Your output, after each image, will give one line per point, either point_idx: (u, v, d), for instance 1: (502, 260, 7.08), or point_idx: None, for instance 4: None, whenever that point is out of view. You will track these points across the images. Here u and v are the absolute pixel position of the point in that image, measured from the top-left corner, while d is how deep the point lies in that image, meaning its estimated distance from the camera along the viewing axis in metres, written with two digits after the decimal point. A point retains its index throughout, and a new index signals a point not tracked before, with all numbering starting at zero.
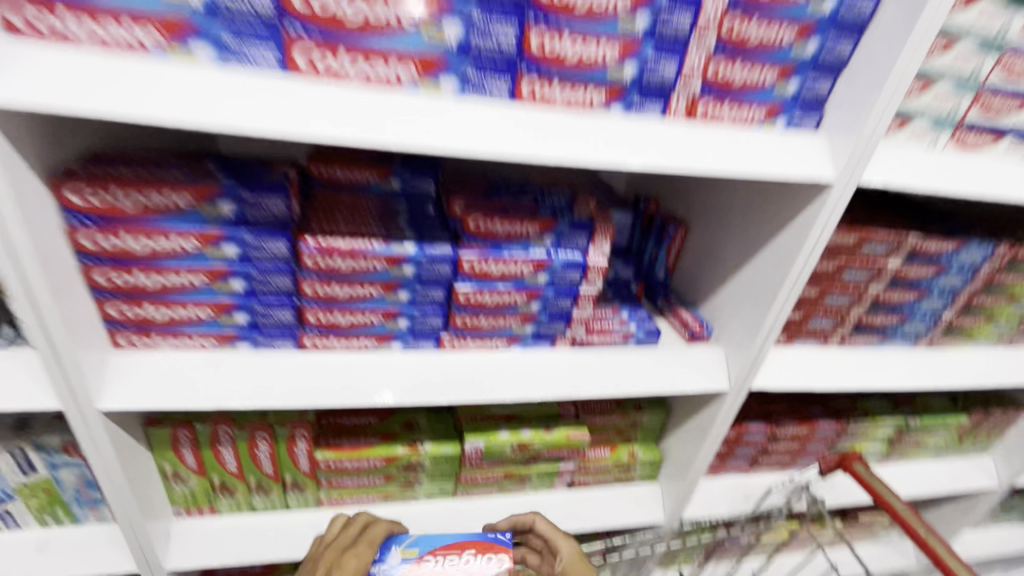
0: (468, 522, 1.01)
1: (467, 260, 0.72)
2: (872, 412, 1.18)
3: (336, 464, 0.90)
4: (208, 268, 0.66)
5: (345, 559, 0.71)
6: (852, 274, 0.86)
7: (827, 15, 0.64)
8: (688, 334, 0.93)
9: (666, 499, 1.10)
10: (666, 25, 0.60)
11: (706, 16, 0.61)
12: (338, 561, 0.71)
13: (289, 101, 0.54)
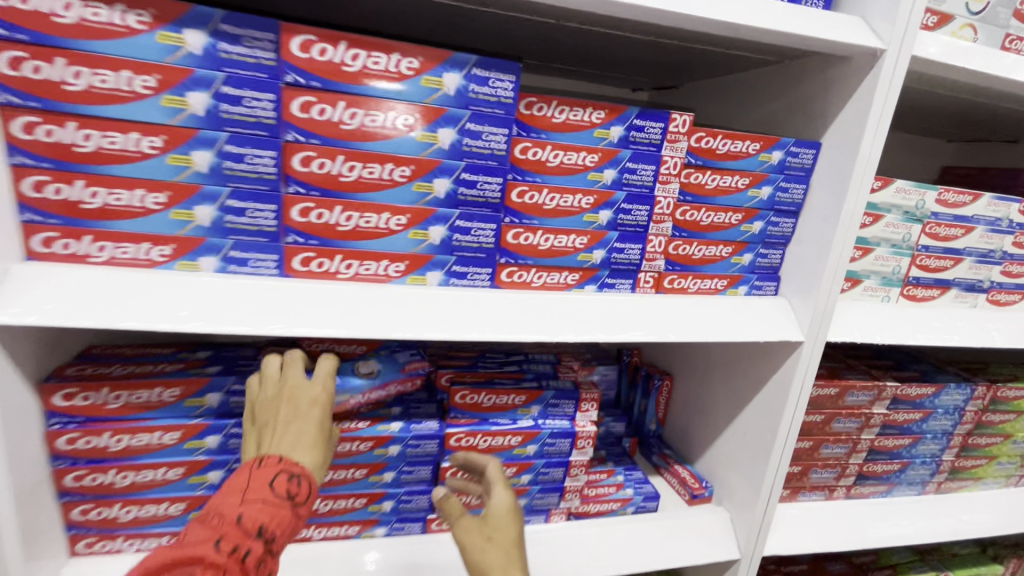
0: None
1: (454, 434, 0.71)
2: (898, 566, 1.09)
3: None
4: (188, 462, 0.64)
5: (306, 399, 0.56)
6: (842, 423, 0.86)
7: (765, 201, 0.73)
8: (688, 496, 0.89)
9: None
10: (627, 217, 0.68)
11: (660, 208, 0.69)
12: (300, 396, 0.56)
13: (287, 304, 0.58)
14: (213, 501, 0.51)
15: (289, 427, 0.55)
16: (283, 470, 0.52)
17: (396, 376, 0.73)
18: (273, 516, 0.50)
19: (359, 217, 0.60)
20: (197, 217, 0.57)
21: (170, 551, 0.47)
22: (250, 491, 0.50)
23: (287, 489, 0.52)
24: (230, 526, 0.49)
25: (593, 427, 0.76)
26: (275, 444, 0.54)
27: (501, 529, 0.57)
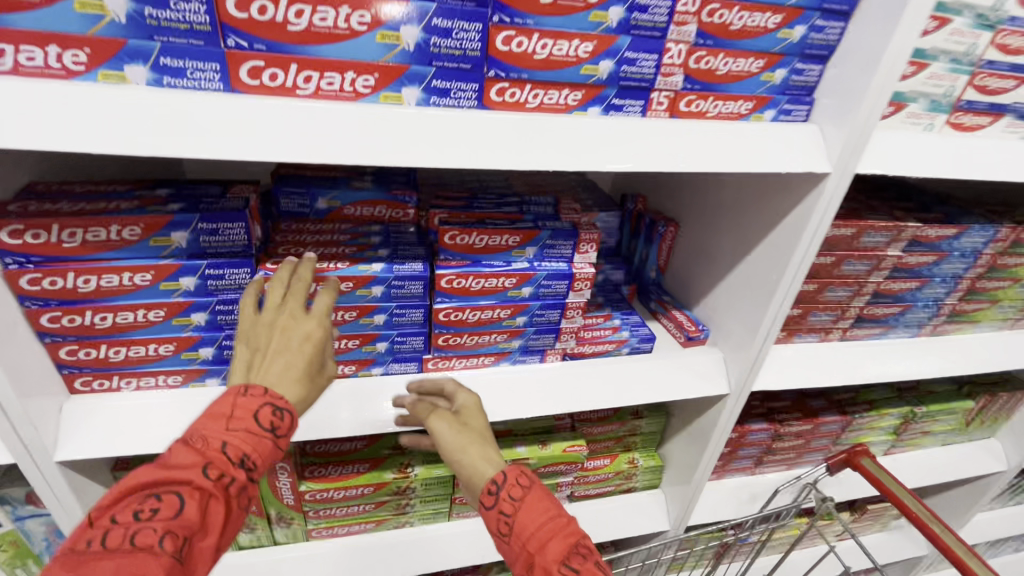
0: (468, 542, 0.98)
1: (445, 276, 0.68)
2: (875, 402, 1.14)
3: (322, 493, 0.85)
4: (168, 303, 0.62)
5: (302, 347, 0.55)
6: (852, 265, 0.82)
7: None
8: (683, 338, 0.89)
9: (671, 505, 1.08)
10: (643, 17, 0.56)
11: (683, 6, 0.57)
12: (295, 330, 0.54)
13: (237, 122, 0.49)
14: (195, 425, 0.50)
15: (282, 331, 0.54)
16: (276, 407, 0.52)
17: (384, 198, 0.72)
18: (260, 449, 0.51)
19: (313, 12, 0.49)
20: (109, 9, 0.46)
21: (160, 471, 0.47)
22: (234, 420, 0.50)
23: (275, 425, 0.52)
24: (213, 454, 0.49)
25: (591, 268, 0.72)
26: (262, 373, 0.53)
27: (474, 417, 0.65)
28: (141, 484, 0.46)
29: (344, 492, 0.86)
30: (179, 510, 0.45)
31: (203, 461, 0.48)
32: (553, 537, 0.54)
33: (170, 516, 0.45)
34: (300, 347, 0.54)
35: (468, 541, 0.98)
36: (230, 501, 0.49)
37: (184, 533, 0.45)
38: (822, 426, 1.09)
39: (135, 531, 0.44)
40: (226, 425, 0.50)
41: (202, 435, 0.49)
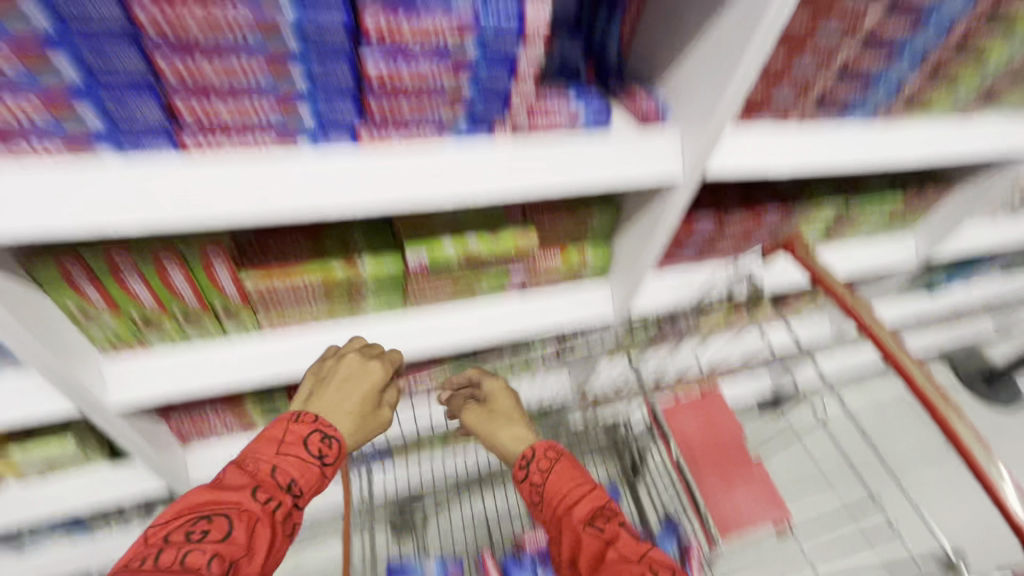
0: (423, 330, 1.03)
1: (368, 19, 0.56)
2: (816, 195, 1.17)
3: (266, 285, 0.85)
4: (7, 41, 0.48)
5: (360, 374, 0.80)
6: (826, 30, 0.77)
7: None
8: (642, 119, 0.83)
9: (615, 295, 1.14)
10: None
11: None
12: (353, 373, 0.80)
13: None
14: (252, 454, 0.70)
15: (345, 382, 0.79)
16: (325, 436, 0.73)
17: None
18: (296, 467, 0.70)
19: None
20: None
21: (213, 494, 0.64)
22: (284, 443, 0.72)
23: (320, 451, 0.73)
24: (265, 476, 0.69)
25: (547, 15, 0.61)
26: (322, 404, 0.76)
27: (503, 402, 0.93)
28: (201, 506, 0.63)
29: (290, 282, 0.86)
30: (227, 533, 0.61)
31: (253, 483, 0.67)
32: (579, 497, 0.77)
33: (219, 540, 0.60)
34: (354, 402, 0.77)
35: (424, 329, 1.04)
36: (273, 525, 0.65)
37: (231, 553, 0.60)
38: (763, 217, 1.12)
39: (187, 553, 0.58)
40: (278, 449, 0.71)
41: (266, 464, 0.70)
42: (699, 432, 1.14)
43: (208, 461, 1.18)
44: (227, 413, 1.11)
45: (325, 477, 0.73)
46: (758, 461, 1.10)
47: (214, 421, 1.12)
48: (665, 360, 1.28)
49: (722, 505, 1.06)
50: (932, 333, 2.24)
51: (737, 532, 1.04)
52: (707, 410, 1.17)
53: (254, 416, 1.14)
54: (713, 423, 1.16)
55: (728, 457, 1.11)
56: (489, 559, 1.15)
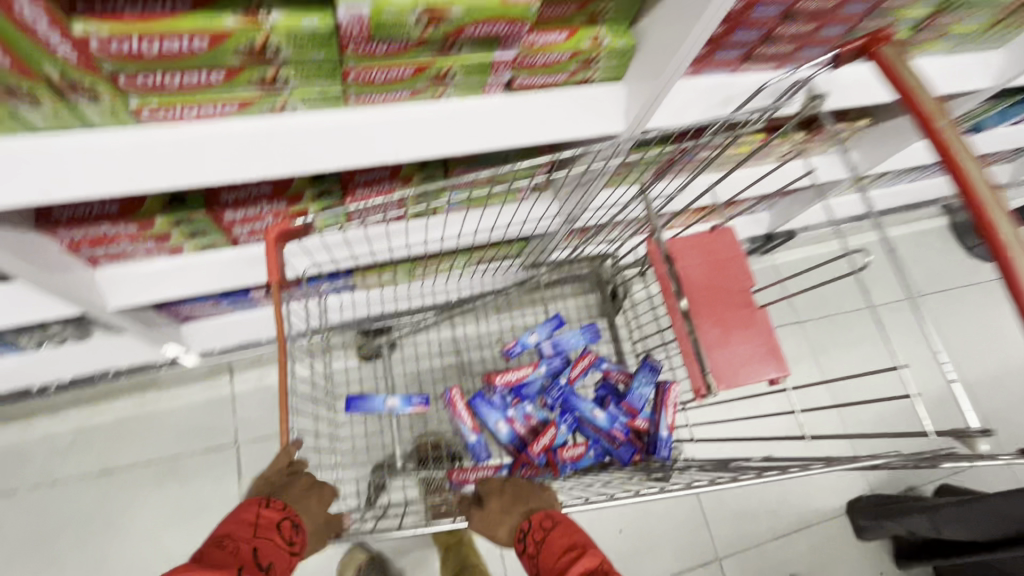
0: (373, 136, 0.78)
1: None
2: None
3: (122, 45, 0.56)
4: None
5: (311, 495, 0.79)
6: None
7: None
8: None
9: (631, 104, 0.87)
10: None
11: None
12: (324, 496, 0.81)
13: None
14: (225, 538, 0.69)
15: (296, 482, 0.79)
16: (291, 525, 0.73)
17: None
18: (273, 550, 0.70)
19: None
20: None
21: (192, 570, 0.62)
22: (258, 526, 0.71)
23: (288, 536, 0.72)
24: (246, 556, 0.67)
25: None
26: (287, 495, 0.77)
27: (498, 487, 0.93)
28: (185, 573, 0.62)
29: (160, 45, 0.57)
30: None
31: (238, 563, 0.66)
32: (573, 562, 0.78)
33: None
34: (320, 509, 0.79)
35: (374, 137, 0.78)
36: None
37: None
38: (846, 8, 0.81)
39: None
40: (252, 533, 0.70)
41: (248, 544, 0.69)
42: (705, 277, 1.00)
43: (129, 283, 1.00)
44: (136, 231, 0.89)
45: (294, 559, 0.73)
46: (764, 309, 0.98)
47: (123, 240, 0.91)
48: (676, 192, 1.06)
49: (722, 356, 0.95)
50: (948, 179, 2.08)
51: (738, 385, 0.95)
52: (717, 254, 1.01)
53: (172, 236, 0.93)
54: (723, 268, 1.01)
55: (732, 304, 0.98)
56: (459, 398, 1.10)
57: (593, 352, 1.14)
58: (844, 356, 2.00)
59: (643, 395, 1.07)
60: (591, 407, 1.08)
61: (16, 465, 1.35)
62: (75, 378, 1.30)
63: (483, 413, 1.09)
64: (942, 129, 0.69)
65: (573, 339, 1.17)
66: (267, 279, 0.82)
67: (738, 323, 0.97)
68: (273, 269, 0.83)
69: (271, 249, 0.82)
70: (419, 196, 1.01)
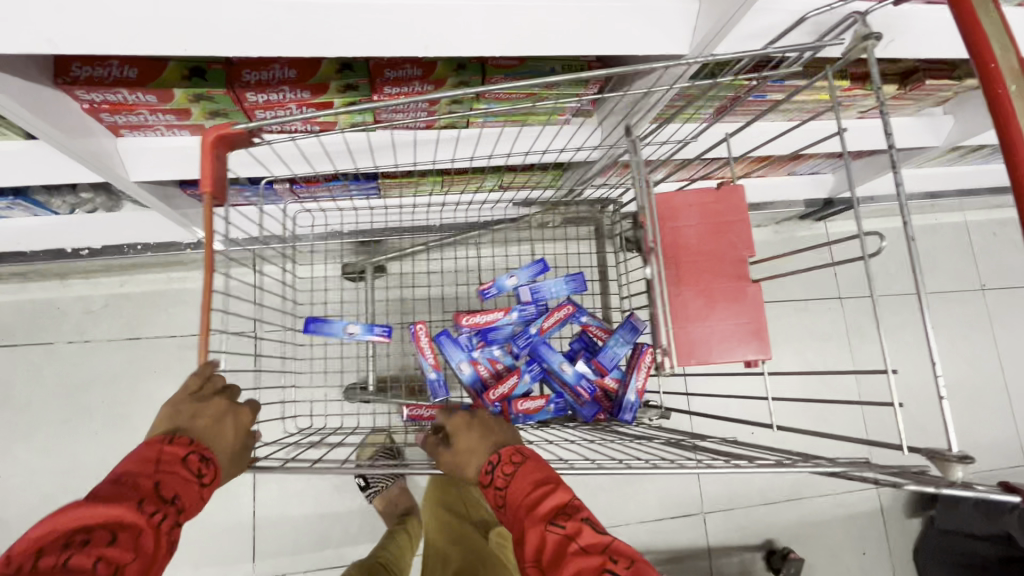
0: (401, 23, 0.70)
1: None
2: None
3: None
4: None
5: (226, 422, 0.74)
6: None
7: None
8: None
9: (702, 21, 0.76)
10: None
11: None
12: (235, 421, 0.76)
13: None
14: (127, 470, 0.65)
15: (204, 409, 0.74)
16: (197, 461, 0.69)
17: None
18: (179, 488, 0.66)
19: None
20: None
21: (88, 507, 0.59)
22: (163, 458, 0.67)
23: (197, 473, 0.68)
24: (150, 488, 0.64)
25: None
26: (190, 426, 0.72)
27: (468, 429, 0.91)
28: (79, 509, 0.58)
29: None
30: (111, 538, 0.57)
31: (137, 497, 0.62)
32: (542, 497, 0.77)
33: (103, 543, 0.56)
34: (235, 433, 0.75)
35: (402, 24, 0.70)
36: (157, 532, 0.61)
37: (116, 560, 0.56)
38: None
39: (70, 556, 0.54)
40: (156, 467, 0.66)
41: (150, 476, 0.65)
42: (698, 242, 0.89)
43: (149, 157, 0.98)
44: (155, 103, 0.85)
45: (204, 492, 0.69)
46: (757, 284, 0.87)
47: (143, 111, 0.87)
48: (691, 141, 0.98)
49: (698, 328, 0.87)
50: None
51: (699, 363, 0.85)
52: (718, 216, 0.89)
53: (192, 113, 0.89)
54: (721, 233, 0.89)
55: (722, 275, 0.88)
56: (423, 334, 1.08)
57: (573, 303, 1.09)
58: (878, 341, 1.90)
59: (616, 354, 1.02)
60: (560, 359, 1.03)
61: (53, 320, 1.43)
62: (106, 246, 1.34)
63: (446, 351, 1.04)
64: (1017, 123, 0.51)
65: (554, 288, 1.11)
66: (200, 188, 0.78)
67: (725, 294, 0.87)
68: (207, 177, 0.78)
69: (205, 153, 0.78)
70: (451, 103, 0.94)
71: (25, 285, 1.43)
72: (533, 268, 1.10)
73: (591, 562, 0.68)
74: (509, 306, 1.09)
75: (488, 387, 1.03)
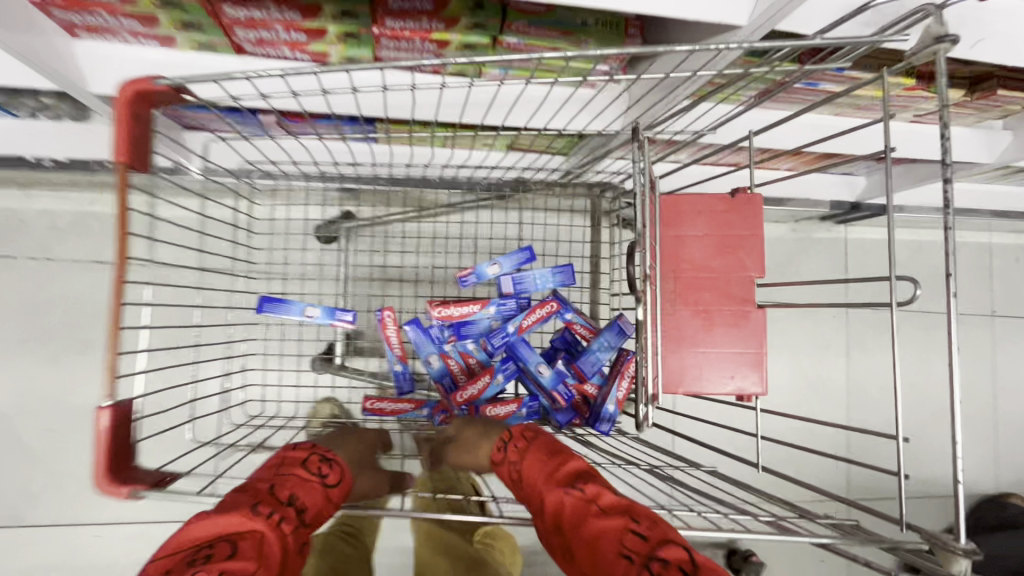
0: None
1: None
2: None
3: None
4: None
5: (351, 444, 0.88)
6: None
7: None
8: None
9: None
10: None
11: None
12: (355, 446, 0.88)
13: None
14: (262, 470, 0.74)
15: (337, 440, 0.88)
16: (327, 461, 0.78)
17: None
18: (307, 488, 0.72)
19: None
20: None
21: (232, 497, 0.67)
22: (291, 461, 0.76)
23: (325, 474, 0.76)
24: (279, 478, 0.71)
25: None
26: (319, 442, 0.84)
27: (471, 424, 0.90)
28: (234, 495, 0.67)
29: None
30: (257, 513, 0.64)
31: (269, 484, 0.70)
32: (557, 468, 0.73)
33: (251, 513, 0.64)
34: (356, 454, 0.86)
35: None
36: (290, 511, 0.68)
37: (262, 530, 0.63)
38: None
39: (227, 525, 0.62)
40: (285, 467, 0.74)
41: (282, 472, 0.73)
42: (702, 256, 0.76)
43: (111, 66, 0.85)
44: (115, 4, 0.73)
45: (331, 497, 0.75)
46: (763, 309, 0.75)
47: (102, 11, 0.75)
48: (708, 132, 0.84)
49: (689, 357, 0.75)
50: None
51: (686, 394, 0.76)
52: (728, 230, 0.76)
53: (160, 21, 0.77)
54: (730, 250, 0.76)
55: (724, 296, 0.76)
56: (390, 322, 0.98)
57: (559, 299, 1.00)
58: (877, 357, 1.84)
59: (599, 359, 0.95)
60: (537, 360, 0.94)
61: (15, 233, 1.33)
62: (74, 160, 1.22)
63: (415, 342, 0.97)
64: None
65: (541, 279, 1.02)
66: (113, 156, 0.67)
67: (725, 319, 0.76)
68: (121, 146, 0.67)
69: (122, 116, 0.66)
70: (463, 50, 0.82)
71: None
72: (520, 256, 1.02)
73: (612, 523, 0.63)
74: (486, 300, 1.00)
75: (456, 385, 0.98)
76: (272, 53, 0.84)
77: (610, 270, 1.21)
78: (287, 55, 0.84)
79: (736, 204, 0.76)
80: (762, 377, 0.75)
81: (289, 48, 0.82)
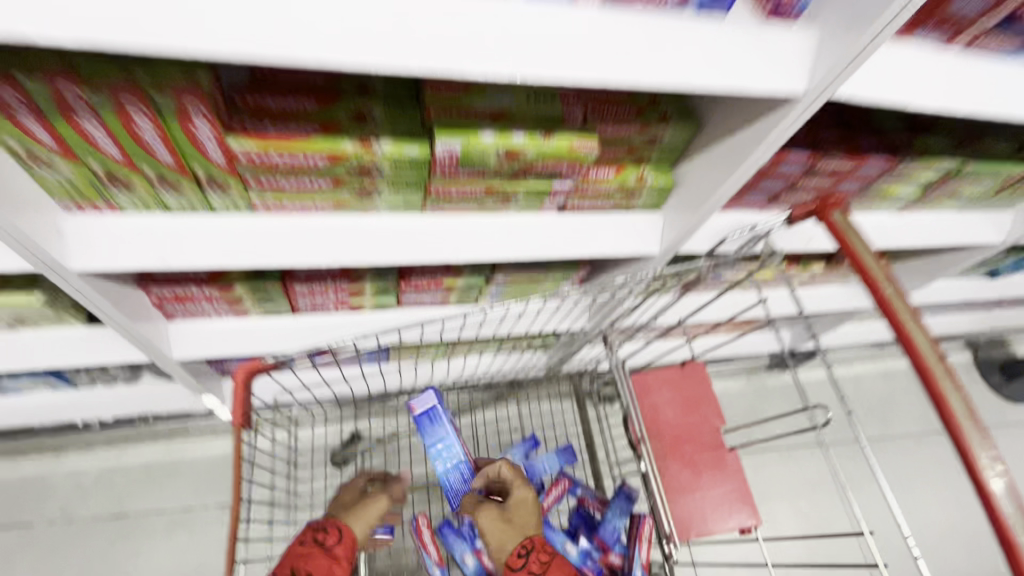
0: (442, 238, 0.87)
1: None
2: (928, 153, 0.99)
3: (263, 158, 0.67)
4: None
5: (346, 497, 0.93)
6: None
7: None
8: (770, 8, 0.63)
9: (667, 230, 0.97)
10: None
11: None
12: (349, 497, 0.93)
13: None
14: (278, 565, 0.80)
15: (336, 502, 0.92)
16: (321, 527, 0.84)
17: None
18: (308, 559, 0.78)
19: None
20: None
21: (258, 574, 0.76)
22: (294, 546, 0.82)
23: (323, 539, 0.82)
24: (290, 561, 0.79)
25: None
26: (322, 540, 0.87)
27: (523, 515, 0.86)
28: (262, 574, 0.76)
29: (290, 158, 0.68)
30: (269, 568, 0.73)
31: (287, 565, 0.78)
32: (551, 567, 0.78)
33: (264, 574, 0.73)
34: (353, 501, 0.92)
35: (441, 238, 0.87)
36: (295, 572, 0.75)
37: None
38: (862, 168, 0.95)
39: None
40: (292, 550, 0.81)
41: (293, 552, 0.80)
42: (675, 417, 0.97)
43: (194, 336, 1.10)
44: (214, 295, 1.00)
45: (339, 557, 0.81)
46: (734, 450, 0.95)
47: (201, 301, 1.02)
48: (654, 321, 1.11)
49: (690, 503, 0.91)
50: (966, 317, 2.14)
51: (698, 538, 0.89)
52: (688, 393, 0.99)
53: (243, 301, 1.04)
54: (695, 408, 0.98)
55: (702, 445, 0.95)
56: (425, 529, 1.07)
57: (567, 477, 1.16)
58: (868, 489, 1.93)
59: (616, 526, 1.07)
60: (565, 538, 1.04)
61: (39, 500, 1.39)
62: (118, 418, 1.37)
63: (450, 544, 1.05)
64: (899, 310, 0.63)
65: (548, 462, 1.18)
66: (232, 422, 0.79)
67: (708, 464, 0.94)
68: (238, 410, 0.79)
69: (240, 388, 0.80)
70: (465, 288, 1.13)
71: (20, 461, 1.42)
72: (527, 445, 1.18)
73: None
74: None
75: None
76: (320, 308, 1.12)
77: (605, 443, 1.37)
78: (331, 307, 1.12)
79: (690, 372, 1.01)
80: (752, 508, 0.92)
81: (335, 303, 1.11)
